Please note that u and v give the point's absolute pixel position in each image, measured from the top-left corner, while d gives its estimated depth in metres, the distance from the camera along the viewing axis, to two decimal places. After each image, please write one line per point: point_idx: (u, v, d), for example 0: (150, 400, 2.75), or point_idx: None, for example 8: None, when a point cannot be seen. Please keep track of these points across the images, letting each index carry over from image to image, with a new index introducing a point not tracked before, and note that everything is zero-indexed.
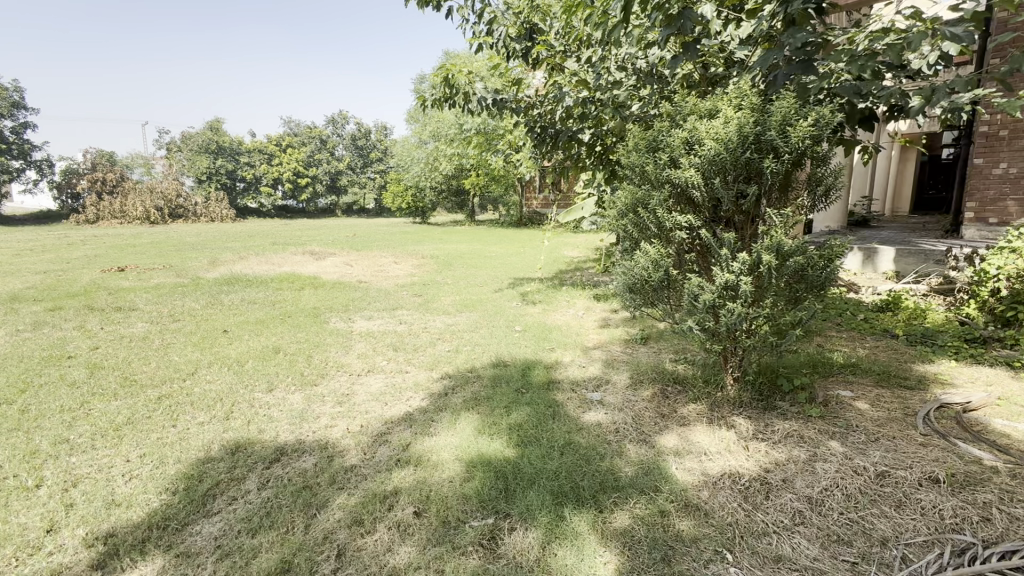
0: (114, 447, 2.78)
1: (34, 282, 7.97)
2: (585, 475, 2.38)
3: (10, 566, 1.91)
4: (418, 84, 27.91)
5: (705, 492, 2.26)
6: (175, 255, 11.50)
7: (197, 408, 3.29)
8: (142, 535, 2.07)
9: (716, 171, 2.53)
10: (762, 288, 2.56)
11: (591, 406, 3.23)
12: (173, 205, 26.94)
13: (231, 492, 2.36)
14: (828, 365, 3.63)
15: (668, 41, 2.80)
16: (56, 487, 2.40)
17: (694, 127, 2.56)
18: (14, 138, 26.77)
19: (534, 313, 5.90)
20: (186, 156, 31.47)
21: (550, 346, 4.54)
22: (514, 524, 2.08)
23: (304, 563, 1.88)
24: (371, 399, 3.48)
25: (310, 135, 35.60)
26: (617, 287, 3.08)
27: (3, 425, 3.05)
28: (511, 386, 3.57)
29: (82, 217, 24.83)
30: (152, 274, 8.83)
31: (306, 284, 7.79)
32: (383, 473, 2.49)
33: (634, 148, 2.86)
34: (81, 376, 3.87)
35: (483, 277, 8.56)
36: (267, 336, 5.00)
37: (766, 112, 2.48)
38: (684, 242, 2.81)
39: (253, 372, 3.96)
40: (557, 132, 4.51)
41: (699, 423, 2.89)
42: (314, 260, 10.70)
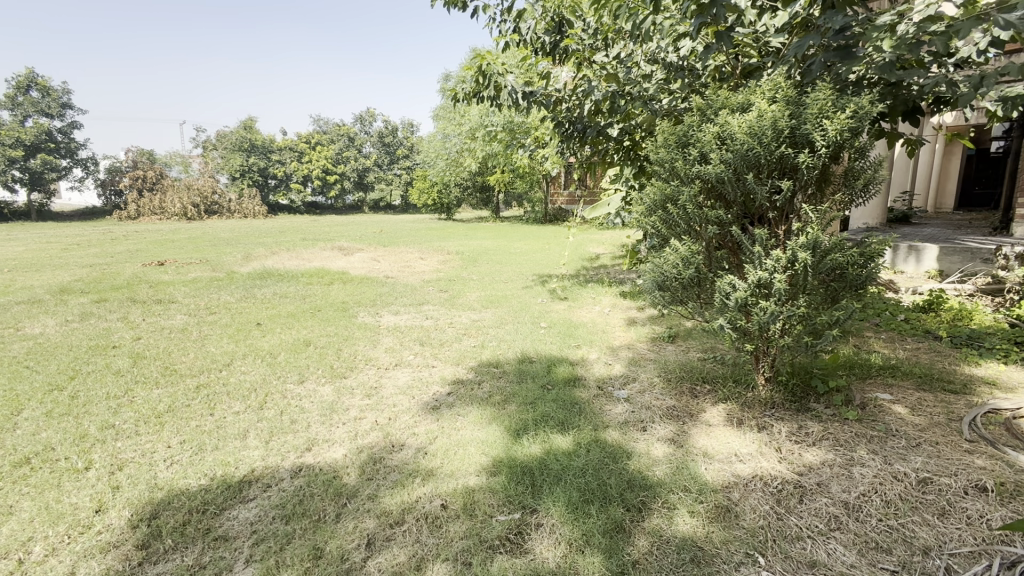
0: (155, 434, 2.90)
1: (82, 275, 8.38)
2: (612, 473, 2.37)
3: (63, 543, 2.02)
4: (444, 81, 28.06)
5: (736, 493, 2.22)
6: (211, 250, 11.94)
7: (233, 398, 3.41)
8: (183, 518, 2.15)
9: (749, 167, 2.46)
10: (798, 287, 2.49)
11: (617, 404, 3.20)
12: (208, 201, 27.94)
13: (265, 479, 2.44)
14: (866, 366, 3.51)
15: (699, 31, 2.73)
16: (104, 470, 2.52)
17: (725, 121, 2.47)
18: (63, 138, 28.23)
19: (559, 309, 5.88)
20: (220, 154, 32.51)
21: (576, 343, 4.51)
22: (541, 519, 2.08)
23: (335, 551, 1.93)
24: (399, 393, 3.53)
25: (339, 133, 36.29)
26: (645, 285, 3.03)
27: (56, 409, 3.22)
28: (536, 382, 3.57)
29: (124, 214, 26.00)
30: (189, 268, 9.17)
31: (335, 279, 7.96)
32: (411, 466, 2.53)
33: (663, 143, 2.80)
34: (126, 365, 4.07)
35: (508, 273, 8.59)
36: (298, 329, 5.13)
37: (802, 104, 2.40)
38: (715, 239, 2.75)
39: (285, 364, 4.07)
40: (585, 127, 4.44)
41: (728, 424, 2.84)
42: (343, 255, 10.91)
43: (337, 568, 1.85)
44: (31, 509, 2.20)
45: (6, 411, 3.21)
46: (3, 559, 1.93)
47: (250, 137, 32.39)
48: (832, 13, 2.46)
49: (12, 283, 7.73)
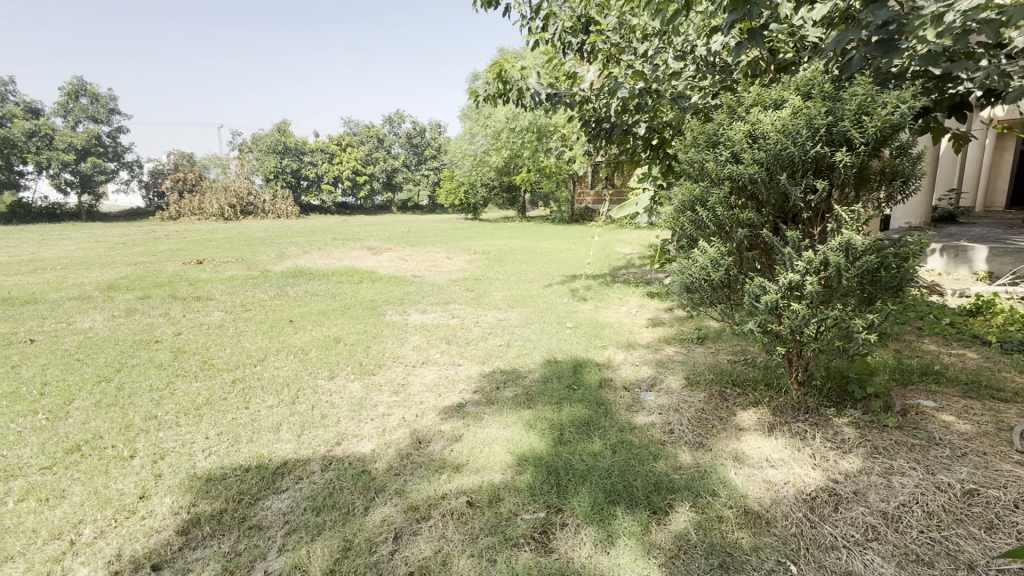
0: (194, 425, 3.03)
1: (127, 273, 8.80)
2: (639, 475, 2.34)
3: (111, 526, 2.13)
4: (472, 81, 28.23)
5: (767, 500, 2.16)
6: (247, 249, 12.37)
7: (267, 392, 3.53)
8: (220, 507, 2.24)
9: (782, 166, 2.39)
10: (833, 289, 2.41)
11: (644, 406, 3.16)
12: (244, 203, 28.85)
13: (297, 471, 2.51)
14: (908, 372, 3.36)
15: (732, 27, 2.65)
16: (148, 458, 2.64)
17: (757, 120, 2.41)
18: (111, 143, 29.73)
19: (585, 309, 5.85)
20: (256, 157, 33.56)
21: (602, 344, 4.48)
22: (566, 519, 2.08)
23: (364, 543, 1.97)
24: (426, 390, 3.58)
25: (369, 135, 37.05)
26: (673, 286, 2.99)
27: (104, 400, 3.39)
28: (562, 382, 3.56)
29: (166, 214, 27.17)
30: (226, 266, 9.50)
31: (364, 278, 8.12)
32: (437, 462, 2.57)
33: (693, 143, 2.75)
34: (167, 359, 4.25)
35: (534, 273, 8.58)
36: (329, 326, 5.25)
37: (839, 100, 2.31)
38: (745, 240, 2.69)
39: (316, 360, 4.18)
40: (612, 126, 4.39)
41: (758, 428, 2.77)
42: (372, 255, 11.10)
43: (365, 560, 1.89)
44: (82, 494, 2.33)
45: (60, 400, 3.40)
46: (56, 539, 2.05)
47: (283, 139, 33.36)
48: (877, 5, 2.35)
49: (65, 279, 8.18)
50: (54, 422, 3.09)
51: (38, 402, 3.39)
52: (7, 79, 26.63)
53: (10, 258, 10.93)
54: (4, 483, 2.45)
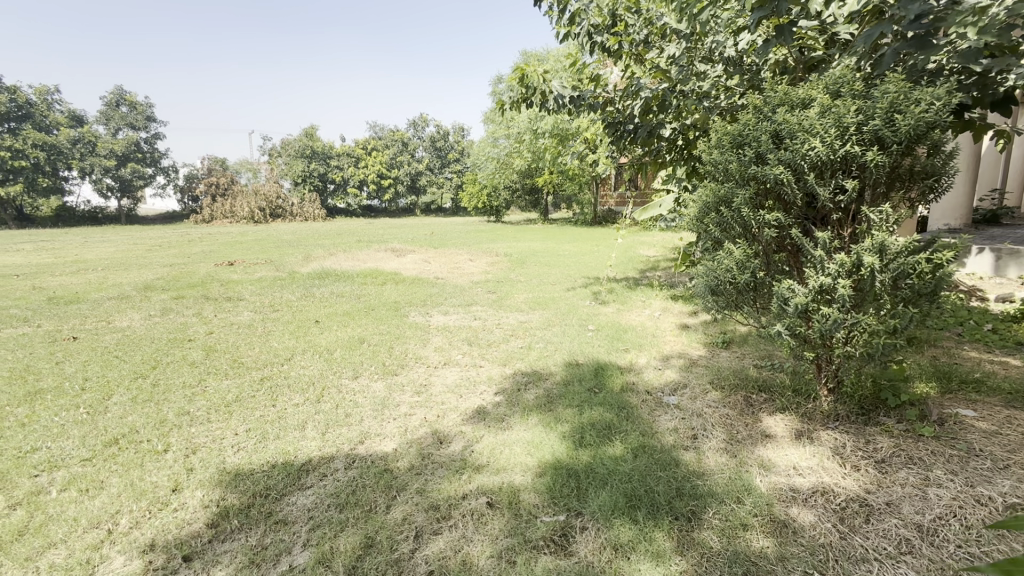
0: (224, 421, 3.13)
1: (163, 274, 9.13)
2: (660, 480, 2.31)
3: (145, 517, 2.21)
4: (495, 84, 28.34)
5: (794, 509, 2.11)
6: (275, 251, 12.69)
7: (293, 390, 3.62)
8: (248, 501, 2.30)
9: (810, 166, 2.34)
10: (864, 293, 2.33)
11: (667, 410, 3.12)
12: (274, 206, 29.61)
13: (321, 468, 2.57)
14: (946, 380, 3.21)
15: (759, 24, 2.62)
16: (180, 453, 2.74)
17: (784, 119, 2.36)
18: (148, 149, 30.95)
19: (607, 312, 5.80)
20: (285, 161, 34.43)
21: (625, 347, 4.43)
22: (586, 523, 2.07)
23: (385, 541, 2.00)
24: (447, 391, 3.61)
25: (393, 138, 37.59)
26: (698, 289, 2.95)
27: (140, 396, 3.53)
28: (583, 385, 3.55)
29: (200, 218, 28.12)
30: (256, 268, 9.77)
31: (388, 280, 8.23)
32: (458, 463, 2.58)
33: (718, 144, 2.71)
34: (200, 357, 4.39)
35: (556, 275, 8.56)
36: (353, 327, 5.35)
37: (870, 98, 2.24)
38: (773, 242, 2.63)
39: (341, 360, 4.26)
40: (635, 128, 4.34)
41: (786, 435, 2.70)
42: (396, 257, 11.25)
43: (386, 557, 1.91)
44: (119, 485, 2.42)
45: (99, 396, 3.55)
46: (95, 528, 2.14)
47: (311, 144, 34.14)
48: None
49: (105, 280, 8.54)
50: (93, 416, 3.23)
51: (79, 397, 3.55)
52: (55, 89, 27.98)
53: (55, 260, 11.47)
54: (47, 473, 2.57)
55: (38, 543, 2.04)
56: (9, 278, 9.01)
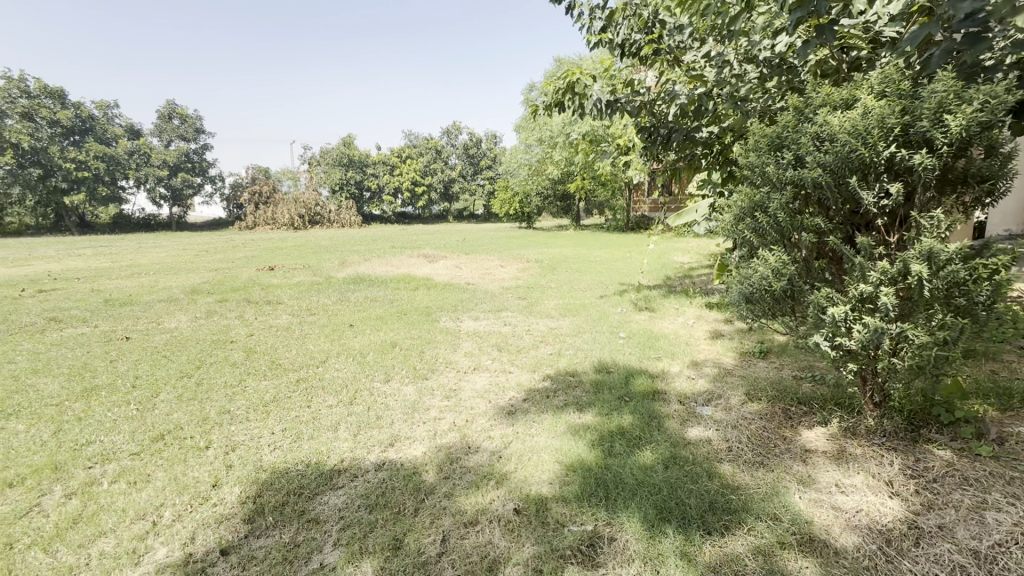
0: (262, 420, 3.24)
1: (209, 278, 9.58)
2: (692, 493, 2.25)
3: (187, 510, 2.31)
4: (527, 91, 28.53)
5: (835, 528, 2.01)
6: (313, 257, 13.11)
7: (327, 392, 3.71)
8: (282, 499, 2.37)
9: (851, 170, 2.25)
10: (911, 302, 2.21)
11: (700, 421, 3.03)
12: (312, 213, 30.62)
13: (352, 470, 2.62)
14: (1008, 397, 2.99)
15: (797, 26, 2.55)
16: (220, 450, 2.85)
17: (824, 120, 2.28)
18: (198, 159, 32.63)
19: (639, 320, 5.71)
20: (324, 170, 35.59)
21: (656, 355, 4.34)
22: (614, 534, 2.03)
23: (412, 544, 2.01)
24: (476, 396, 3.63)
25: (427, 146, 38.28)
26: (733, 296, 2.87)
27: (185, 394, 3.70)
28: (613, 393, 3.49)
29: (244, 225, 29.39)
30: (295, 273, 10.11)
31: (420, 285, 8.37)
32: (485, 468, 2.59)
33: (754, 147, 2.65)
34: (241, 358, 4.58)
35: (587, 281, 8.50)
36: (386, 331, 5.45)
37: (918, 97, 2.13)
38: (812, 249, 2.54)
39: (373, 363, 4.34)
40: (670, 133, 4.26)
41: (827, 451, 2.58)
42: (428, 263, 11.43)
43: (414, 560, 1.93)
44: (164, 479, 2.54)
45: (148, 393, 3.74)
46: (141, 519, 2.24)
47: (348, 152, 35.18)
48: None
49: (156, 283, 9.03)
50: (143, 413, 3.40)
51: (130, 394, 3.75)
52: (115, 104, 29.92)
53: (112, 264, 12.26)
54: (100, 465, 2.72)
55: (89, 531, 2.15)
56: (72, 281, 9.68)
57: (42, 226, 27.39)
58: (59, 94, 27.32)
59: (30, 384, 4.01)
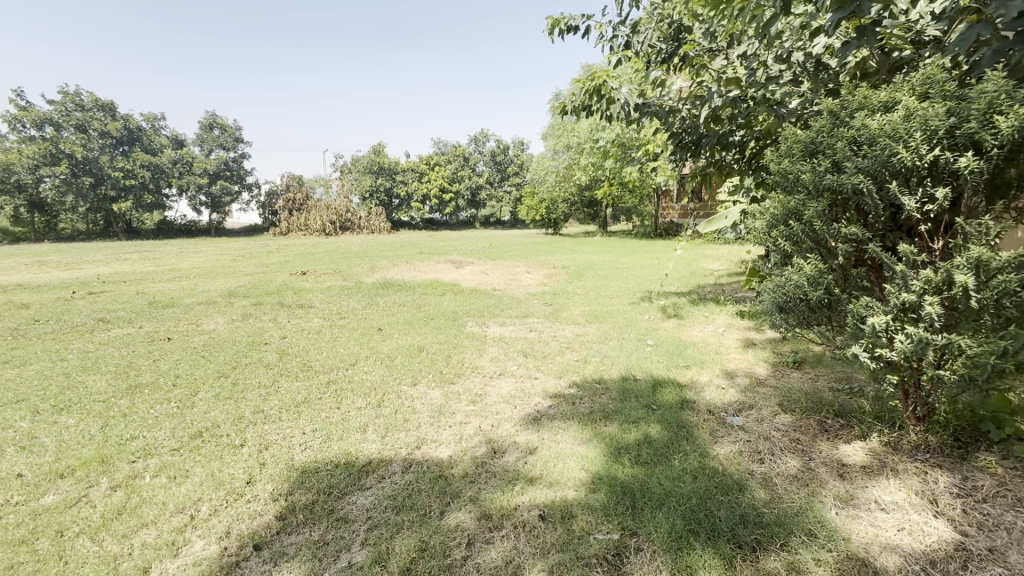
0: (294, 420, 3.33)
1: (245, 282, 9.93)
2: (722, 505, 2.19)
3: (223, 506, 2.39)
4: (555, 98, 28.59)
5: (875, 547, 1.92)
6: (344, 262, 13.43)
7: (356, 394, 3.79)
8: (312, 498, 2.43)
9: (892, 174, 2.17)
10: (958, 312, 2.11)
11: (731, 431, 2.96)
12: (343, 219, 31.36)
13: (380, 471, 2.67)
14: None
15: (837, 27, 2.42)
16: (254, 448, 2.95)
17: (863, 124, 2.22)
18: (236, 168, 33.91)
19: (667, 327, 5.62)
20: (355, 178, 36.44)
21: (685, 364, 4.26)
22: (641, 544, 2.00)
23: (438, 546, 2.03)
24: (502, 401, 3.64)
25: (455, 153, 38.74)
26: (766, 305, 2.80)
27: (222, 393, 3.84)
28: (640, 401, 3.44)
29: (278, 231, 30.35)
30: (326, 277, 10.37)
31: (447, 291, 8.46)
32: (511, 473, 2.59)
33: (788, 152, 2.60)
34: (274, 359, 4.73)
35: (614, 288, 8.43)
36: (413, 335, 5.53)
37: (964, 98, 2.05)
38: (850, 256, 2.46)
39: (400, 367, 4.42)
40: (700, 138, 4.21)
41: (865, 466, 2.48)
42: (455, 268, 11.55)
43: (439, 562, 1.95)
44: (202, 475, 2.64)
45: (187, 391, 3.90)
46: (180, 512, 2.33)
47: (378, 160, 35.97)
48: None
49: (196, 286, 9.41)
50: (182, 410, 3.55)
51: (171, 392, 3.92)
52: (160, 116, 31.43)
53: (154, 267, 12.82)
54: (143, 459, 2.85)
55: (133, 522, 2.25)
56: (119, 283, 10.18)
57: (92, 231, 28.89)
58: (110, 107, 28.89)
59: (81, 380, 4.23)
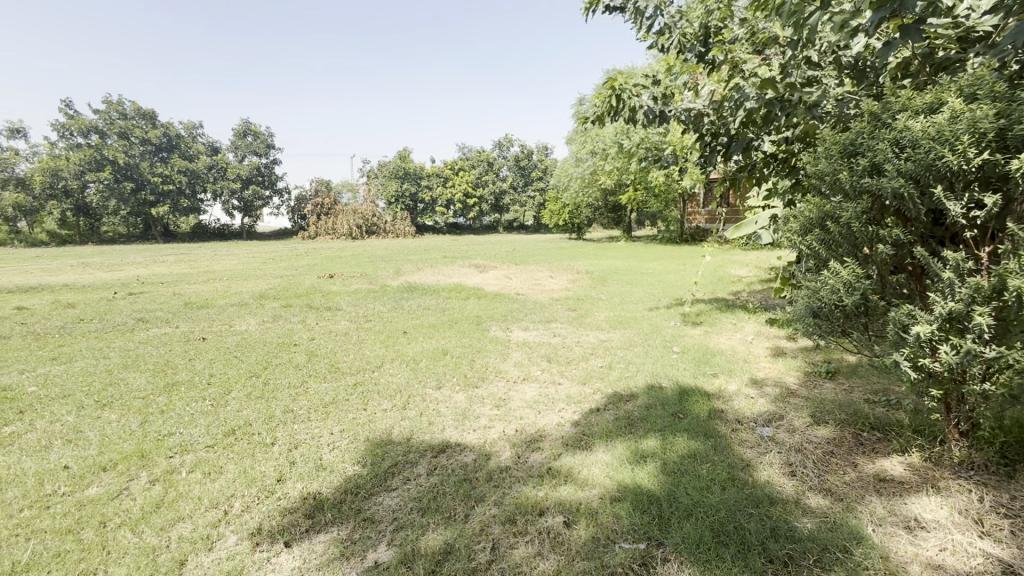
0: (322, 421, 3.40)
1: (275, 284, 10.20)
2: (752, 517, 2.14)
3: (255, 502, 2.46)
4: (579, 104, 28.47)
5: (916, 567, 1.85)
6: (370, 265, 13.68)
7: (382, 396, 3.85)
8: (340, 497, 2.48)
9: (936, 177, 2.10)
10: (1007, 323, 2.01)
11: (761, 442, 2.89)
12: (369, 224, 31.87)
13: (406, 472, 2.70)
14: None
15: (878, 27, 2.34)
16: (284, 446, 3.03)
17: (905, 126, 2.15)
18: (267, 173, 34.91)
19: (693, 334, 5.53)
20: (381, 183, 37.05)
21: (712, 372, 4.19)
22: (668, 555, 1.97)
23: (463, 549, 2.04)
24: (526, 406, 3.64)
25: (479, 159, 39.02)
26: (799, 311, 2.74)
27: (254, 392, 3.96)
28: (666, 409, 3.39)
29: (306, 235, 31.08)
30: (352, 280, 10.57)
31: (471, 295, 8.51)
32: (536, 479, 2.59)
33: (825, 154, 2.54)
34: (304, 360, 4.84)
35: (639, 294, 8.34)
36: (437, 339, 5.58)
37: (1016, 99, 1.96)
38: (889, 262, 2.39)
39: (425, 370, 4.46)
40: (730, 142, 4.14)
41: (904, 482, 2.39)
42: (478, 273, 11.61)
43: (464, 565, 1.96)
44: (235, 472, 2.72)
45: (221, 390, 4.04)
46: (214, 507, 2.41)
47: (404, 166, 36.50)
48: None
49: (229, 288, 9.72)
50: (216, 408, 3.67)
51: (206, 390, 4.06)
52: (198, 124, 32.70)
53: (189, 269, 13.29)
54: (180, 455, 2.96)
55: (170, 516, 2.34)
56: (157, 285, 10.59)
57: (132, 234, 30.16)
58: (151, 116, 30.18)
59: (122, 377, 4.42)
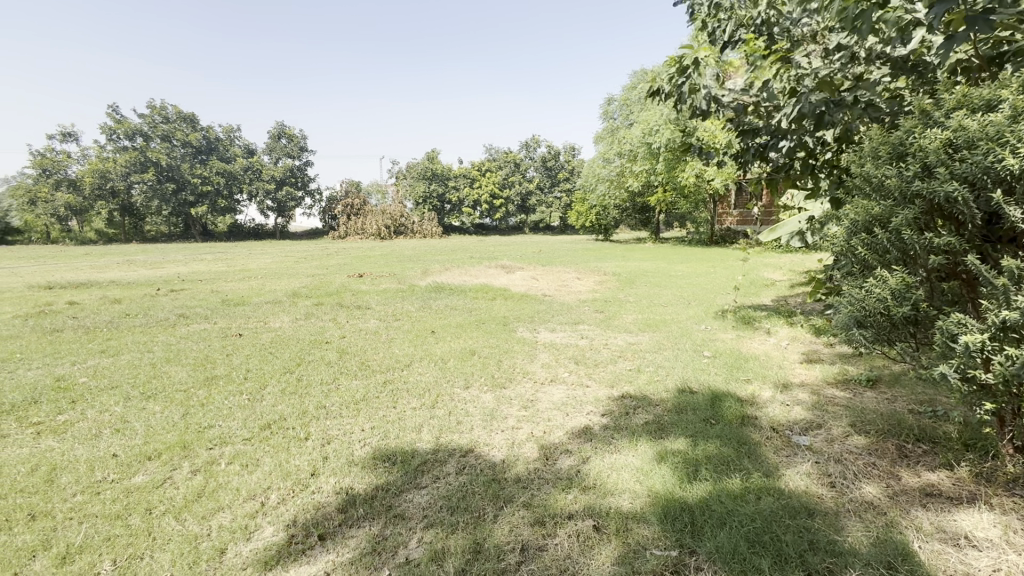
0: (353, 417, 3.47)
1: (307, 283, 10.46)
2: (789, 528, 2.08)
3: (290, 494, 2.53)
4: (607, 104, 28.21)
5: None
6: (398, 265, 13.90)
7: (411, 394, 3.90)
8: (371, 493, 2.52)
9: (994, 181, 1.99)
10: None
11: (797, 451, 2.80)
12: (397, 224, 32.33)
13: (435, 471, 2.73)
14: None
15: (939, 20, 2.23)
16: (318, 441, 3.10)
17: (960, 125, 2.06)
18: None
19: (725, 338, 5.41)
20: (409, 184, 37.54)
21: (745, 378, 4.08)
22: (701, 564, 1.93)
23: (492, 549, 2.05)
24: (554, 408, 3.63)
25: (506, 160, 39.10)
26: (841, 319, 2.64)
27: (288, 388, 4.07)
28: (697, 415, 3.33)
29: (336, 234, 31.77)
30: (381, 280, 10.76)
31: (498, 295, 8.53)
32: (564, 481, 2.58)
33: (871, 155, 2.46)
34: (335, 358, 4.94)
35: (668, 296, 8.20)
36: (465, 339, 5.62)
37: None
38: (939, 269, 2.28)
39: (453, 369, 4.50)
40: (768, 142, 4.04)
41: (953, 498, 2.27)
42: (505, 274, 11.64)
43: (494, 565, 1.96)
44: (271, 464, 2.81)
45: (257, 385, 4.17)
46: (252, 499, 2.49)
47: (431, 167, 36.89)
48: None
49: (263, 287, 10.03)
50: (252, 403, 3.79)
51: (243, 385, 4.19)
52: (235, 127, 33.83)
53: (225, 268, 13.76)
54: (219, 447, 3.06)
55: (211, 505, 2.42)
56: (196, 282, 11.01)
57: (173, 233, 31.44)
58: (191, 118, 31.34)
59: (165, 371, 4.61)
